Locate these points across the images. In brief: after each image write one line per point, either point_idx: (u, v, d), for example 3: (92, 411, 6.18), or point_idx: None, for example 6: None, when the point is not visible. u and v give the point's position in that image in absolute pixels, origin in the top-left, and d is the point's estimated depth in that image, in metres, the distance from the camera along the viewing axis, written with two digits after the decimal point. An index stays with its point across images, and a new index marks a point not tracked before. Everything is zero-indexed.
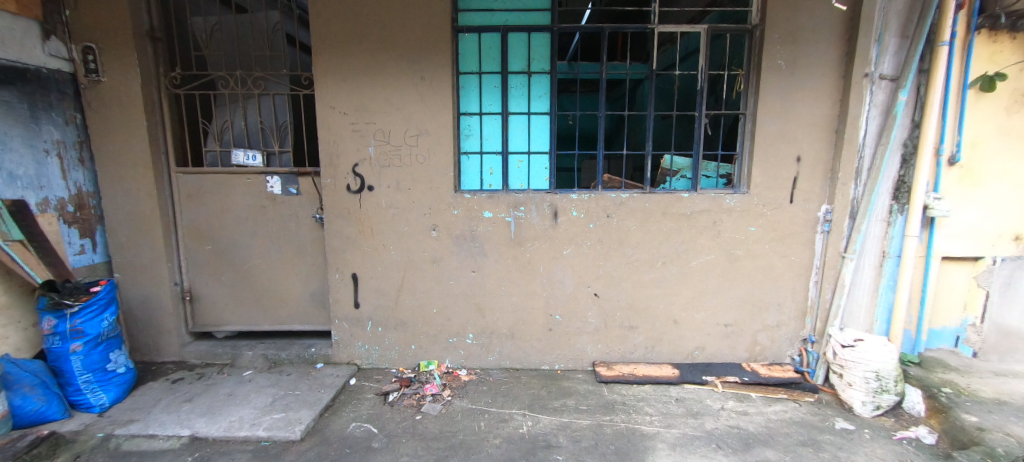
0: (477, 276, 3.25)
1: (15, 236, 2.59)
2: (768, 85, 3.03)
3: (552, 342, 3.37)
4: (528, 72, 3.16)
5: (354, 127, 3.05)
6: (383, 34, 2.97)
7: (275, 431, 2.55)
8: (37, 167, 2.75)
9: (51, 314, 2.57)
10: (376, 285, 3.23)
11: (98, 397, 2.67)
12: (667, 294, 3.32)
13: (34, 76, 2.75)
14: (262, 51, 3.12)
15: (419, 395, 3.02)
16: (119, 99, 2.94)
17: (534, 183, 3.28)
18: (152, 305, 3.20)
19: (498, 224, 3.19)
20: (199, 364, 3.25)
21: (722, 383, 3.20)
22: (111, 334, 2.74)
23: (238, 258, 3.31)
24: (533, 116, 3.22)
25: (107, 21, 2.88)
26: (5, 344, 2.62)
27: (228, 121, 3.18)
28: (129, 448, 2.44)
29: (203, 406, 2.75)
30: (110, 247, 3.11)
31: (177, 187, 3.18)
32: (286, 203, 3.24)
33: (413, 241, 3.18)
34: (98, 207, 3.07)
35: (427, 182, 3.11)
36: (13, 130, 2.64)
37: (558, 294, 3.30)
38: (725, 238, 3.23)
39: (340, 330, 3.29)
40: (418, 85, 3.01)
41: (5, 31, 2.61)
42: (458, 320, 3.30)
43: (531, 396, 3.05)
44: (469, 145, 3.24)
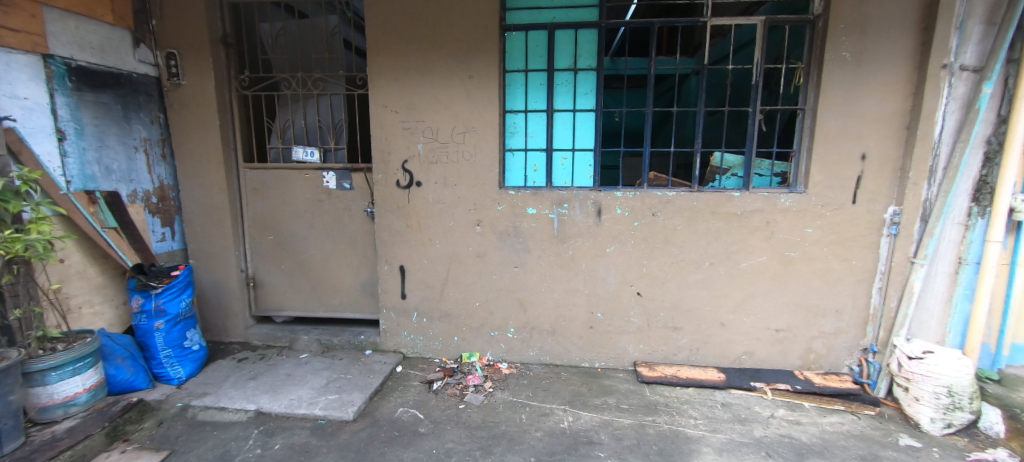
0: (520, 272, 3.29)
1: (111, 224, 2.92)
2: (831, 78, 2.86)
3: (594, 340, 3.37)
4: (575, 69, 3.16)
5: (405, 125, 3.17)
6: (434, 34, 3.06)
7: (330, 411, 2.73)
8: (128, 162, 3.06)
9: (139, 293, 2.87)
10: (422, 278, 3.36)
11: (177, 371, 2.96)
12: (714, 295, 3.23)
13: (127, 80, 3.06)
14: (320, 53, 3.30)
15: (462, 385, 3.12)
16: (195, 101, 3.21)
17: (578, 181, 3.28)
18: (222, 290, 3.49)
19: (542, 221, 3.21)
20: (261, 345, 3.51)
21: (772, 390, 3.07)
22: (188, 314, 3.03)
23: (297, 248, 3.54)
24: (579, 113, 3.21)
25: (186, 28, 3.14)
26: (100, 319, 2.96)
27: (290, 120, 3.40)
28: (204, 418, 2.70)
29: (266, 384, 2.98)
30: (187, 236, 3.42)
31: (244, 181, 3.44)
32: (340, 198, 3.43)
33: (458, 235, 3.27)
34: (177, 199, 3.39)
35: (472, 178, 3.19)
36: (110, 129, 2.96)
37: (600, 292, 3.29)
38: (779, 239, 3.09)
39: (387, 319, 3.44)
40: (466, 84, 3.08)
41: (105, 40, 2.92)
42: (500, 314, 3.37)
43: (572, 392, 3.07)
44: (514, 142, 3.28)
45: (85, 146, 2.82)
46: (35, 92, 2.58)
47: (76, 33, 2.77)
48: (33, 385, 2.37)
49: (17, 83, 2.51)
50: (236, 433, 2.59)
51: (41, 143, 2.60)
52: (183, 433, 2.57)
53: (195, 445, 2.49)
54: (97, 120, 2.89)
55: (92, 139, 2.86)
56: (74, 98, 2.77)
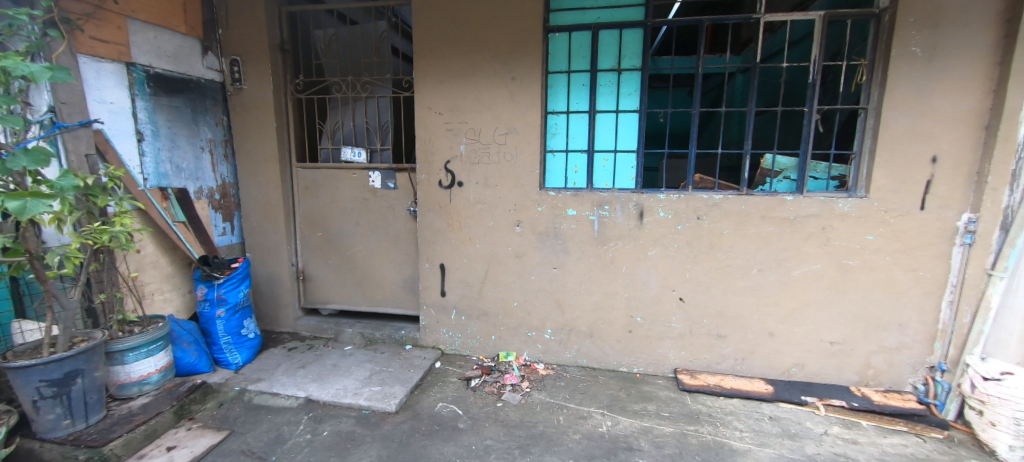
0: (559, 273, 3.29)
1: (180, 218, 3.17)
2: (898, 75, 2.66)
3: (633, 344, 3.30)
4: (618, 69, 3.12)
5: (448, 126, 3.24)
6: (477, 36, 3.11)
7: (374, 402, 2.84)
8: (195, 161, 3.31)
9: (203, 283, 3.11)
10: (462, 276, 3.42)
11: (234, 357, 3.17)
12: (762, 303, 3.09)
13: (196, 85, 3.30)
14: (370, 58, 3.44)
15: (500, 383, 3.15)
16: (255, 104, 3.42)
17: (619, 182, 3.23)
18: (275, 282, 3.70)
19: (582, 222, 3.19)
20: (309, 336, 3.69)
21: (825, 406, 2.90)
22: (245, 304, 3.25)
23: (343, 244, 3.69)
24: (621, 114, 3.16)
25: (248, 36, 3.35)
26: (170, 305, 3.23)
27: (340, 122, 3.56)
28: (260, 402, 2.88)
29: (314, 373, 3.14)
30: (245, 230, 3.65)
31: (297, 180, 3.63)
32: (385, 197, 3.55)
33: (498, 235, 3.30)
34: (236, 196, 3.62)
35: (513, 179, 3.21)
36: (181, 131, 3.21)
37: (641, 296, 3.23)
38: (836, 246, 2.91)
39: (427, 315, 3.52)
40: (509, 86, 3.11)
41: (178, 49, 3.17)
42: (538, 314, 3.37)
43: (609, 397, 3.04)
44: (555, 143, 3.28)
45: (160, 146, 3.08)
46: (120, 97, 2.85)
47: (154, 43, 3.03)
48: (114, 363, 2.61)
49: (105, 88, 2.77)
50: (288, 418, 2.75)
51: (123, 143, 2.87)
52: (241, 415, 2.76)
53: (252, 426, 2.67)
54: (171, 122, 3.14)
55: (166, 140, 3.11)
56: (152, 102, 3.02)
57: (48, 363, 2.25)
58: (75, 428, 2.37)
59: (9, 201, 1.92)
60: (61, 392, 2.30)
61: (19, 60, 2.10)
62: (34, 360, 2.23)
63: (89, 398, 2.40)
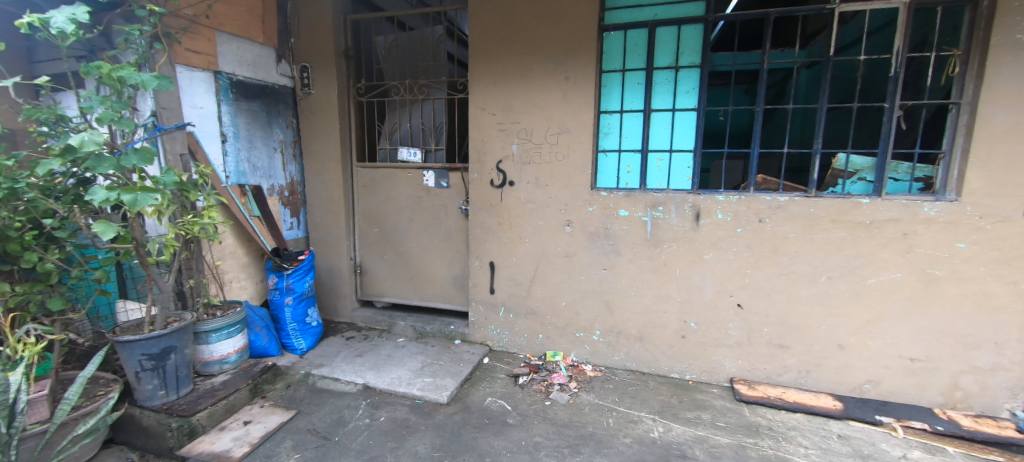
0: (609, 274, 3.24)
1: (255, 213, 3.45)
2: (998, 66, 2.40)
3: (686, 350, 3.19)
4: (675, 66, 3.03)
5: (501, 126, 3.28)
6: (531, 38, 3.12)
7: (426, 392, 2.96)
8: (269, 161, 3.58)
9: (274, 273, 3.38)
10: (510, 274, 3.45)
11: (299, 343, 3.41)
12: (830, 314, 2.88)
13: (271, 91, 3.57)
14: (427, 62, 3.56)
15: (548, 382, 3.17)
16: (322, 108, 3.65)
17: (674, 183, 3.13)
18: (335, 274, 3.92)
19: (634, 223, 3.13)
20: (365, 326, 3.89)
21: (903, 428, 2.66)
22: (310, 294, 3.49)
23: (398, 241, 3.85)
24: (678, 113, 3.07)
25: (317, 44, 3.57)
26: (245, 292, 3.52)
27: (397, 124, 3.71)
28: (322, 385, 3.09)
29: (370, 361, 3.32)
30: (310, 226, 3.90)
31: (356, 179, 3.84)
32: (438, 195, 3.66)
33: (548, 235, 3.30)
34: (303, 193, 3.89)
35: (565, 179, 3.20)
36: (257, 133, 3.48)
37: (695, 301, 3.12)
38: (919, 254, 2.66)
39: (476, 312, 3.60)
40: (562, 86, 3.10)
41: (257, 58, 3.44)
42: (586, 315, 3.34)
43: (661, 402, 2.96)
44: (608, 143, 3.22)
45: (240, 147, 3.36)
46: (208, 102, 3.13)
47: (237, 53, 3.30)
48: (199, 342, 2.89)
49: (197, 95, 3.05)
50: (348, 402, 2.93)
51: (210, 144, 3.15)
52: (306, 397, 2.98)
53: (316, 408, 2.87)
54: (249, 125, 3.42)
55: (245, 141, 3.39)
56: (234, 107, 3.30)
57: (149, 339, 2.53)
58: (168, 398, 2.66)
59: (123, 194, 2.19)
60: (158, 365, 2.58)
61: (132, 70, 2.37)
62: (137, 337, 2.51)
63: (180, 372, 2.69)
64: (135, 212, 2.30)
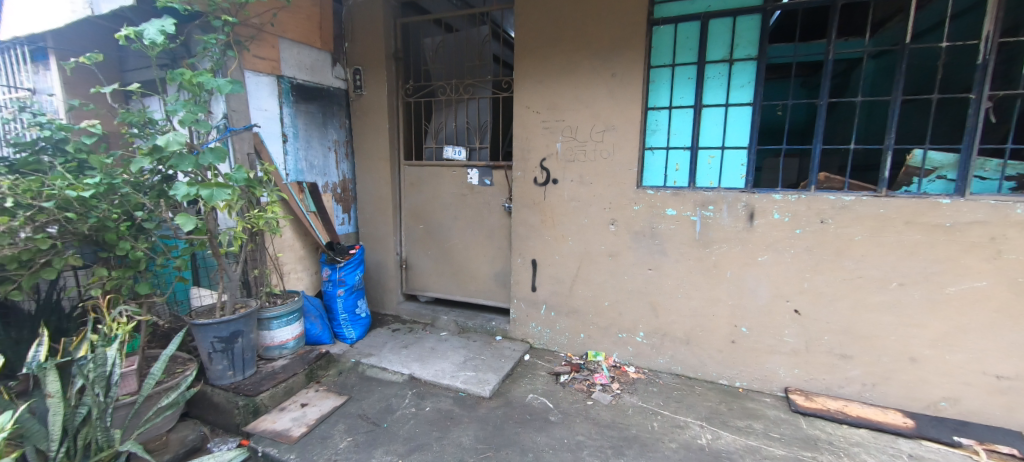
0: (655, 274, 3.15)
1: (312, 208, 3.65)
2: None
3: (736, 356, 3.06)
4: (730, 59, 2.91)
5: (546, 124, 3.27)
6: (579, 35, 3.09)
7: (469, 385, 3.02)
8: (324, 159, 3.78)
9: (328, 266, 3.56)
10: (553, 272, 3.44)
11: (350, 332, 3.59)
12: (901, 324, 2.67)
13: (327, 93, 3.76)
14: (473, 62, 3.62)
15: (590, 382, 3.14)
16: (373, 108, 3.80)
17: (726, 181, 3.00)
18: (382, 268, 4.07)
19: (682, 222, 3.03)
20: (409, 319, 4.01)
21: (986, 452, 2.42)
22: (360, 286, 3.67)
23: (443, 237, 3.94)
24: (731, 108, 2.94)
25: (369, 47, 3.72)
26: (301, 283, 3.73)
27: (443, 123, 3.79)
28: (371, 374, 3.23)
29: (415, 353, 3.43)
30: (361, 221, 4.07)
31: (404, 177, 3.96)
32: (482, 193, 3.72)
33: (592, 233, 3.26)
34: (353, 190, 4.07)
35: (610, 177, 3.14)
36: (315, 133, 3.68)
37: (747, 305, 2.98)
38: (1009, 261, 2.42)
39: (518, 308, 3.61)
40: (609, 83, 3.05)
41: (315, 62, 3.64)
42: (630, 316, 3.26)
43: (709, 409, 2.85)
44: (655, 140, 3.13)
45: (299, 146, 3.57)
46: (272, 105, 3.34)
47: (298, 58, 3.49)
48: (263, 328, 3.12)
49: (262, 98, 3.27)
50: (395, 391, 3.05)
51: (273, 144, 3.37)
52: (357, 384, 3.13)
53: (366, 394, 3.01)
54: (307, 126, 3.62)
55: (303, 141, 3.59)
56: (294, 108, 3.51)
57: (221, 323, 2.76)
58: (236, 378, 2.88)
59: (201, 190, 2.40)
60: (227, 348, 2.81)
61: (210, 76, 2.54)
62: (210, 321, 2.74)
63: (246, 354, 2.91)
64: (211, 206, 2.50)
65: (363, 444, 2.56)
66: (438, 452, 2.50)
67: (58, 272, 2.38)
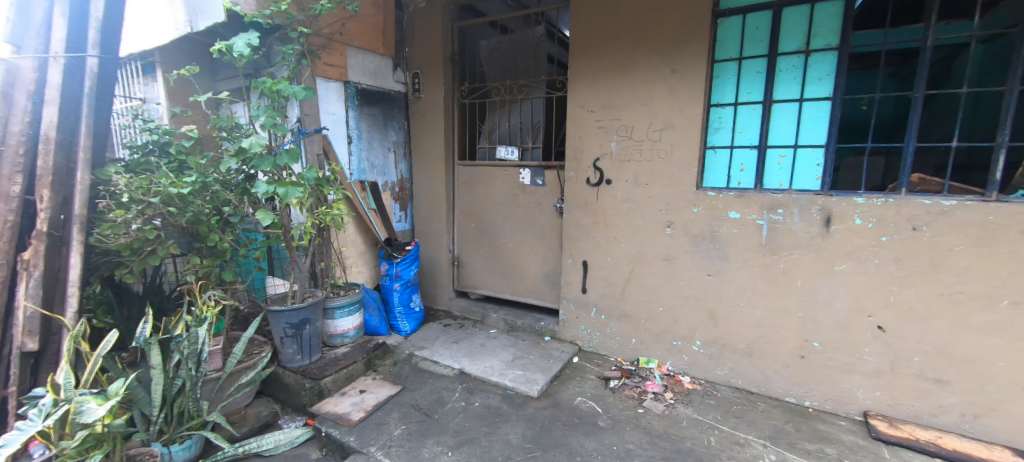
0: (714, 281, 2.98)
1: (373, 206, 3.85)
2: None
3: (805, 372, 2.82)
4: (806, 51, 2.69)
5: (600, 124, 3.20)
6: (637, 31, 3.00)
7: (518, 384, 3.04)
8: (384, 159, 3.98)
9: (386, 261, 3.75)
10: (604, 275, 3.36)
11: (404, 325, 3.74)
12: (1012, 348, 2.34)
13: (388, 97, 3.95)
14: (527, 62, 3.63)
15: (641, 389, 3.03)
16: (431, 110, 3.93)
17: (798, 183, 2.77)
18: (436, 265, 4.21)
19: (746, 226, 2.84)
20: (460, 315, 4.11)
21: None
22: (414, 281, 3.82)
23: (494, 236, 3.99)
24: (806, 103, 2.72)
25: (427, 51, 3.85)
26: (362, 276, 3.95)
27: (497, 124, 3.85)
28: (424, 366, 3.36)
29: (466, 349, 3.52)
30: (417, 219, 4.23)
31: (457, 176, 4.06)
32: (534, 193, 3.72)
33: (646, 236, 3.15)
34: (410, 189, 4.25)
35: (667, 177, 3.02)
36: (376, 134, 3.89)
37: (820, 318, 2.73)
38: None
39: (567, 310, 3.57)
40: (668, 79, 2.93)
41: (378, 67, 3.84)
42: (686, 323, 3.11)
43: (773, 428, 2.65)
44: (718, 139, 2.97)
45: (362, 147, 3.78)
46: (339, 108, 3.57)
47: (363, 64, 3.70)
48: (327, 317, 3.35)
49: (331, 102, 3.50)
50: (446, 385, 3.14)
51: (339, 145, 3.60)
52: (410, 375, 3.27)
53: (419, 386, 3.14)
54: (369, 128, 3.83)
55: (366, 142, 3.80)
56: (359, 112, 3.73)
57: (292, 310, 3.00)
58: (304, 362, 3.12)
59: (278, 188, 2.63)
60: (297, 333, 3.05)
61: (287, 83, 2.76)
62: (283, 308, 2.99)
63: (313, 340, 3.14)
64: (285, 203, 2.73)
65: (416, 433, 2.67)
66: (486, 447, 2.55)
67: (161, 259, 2.70)
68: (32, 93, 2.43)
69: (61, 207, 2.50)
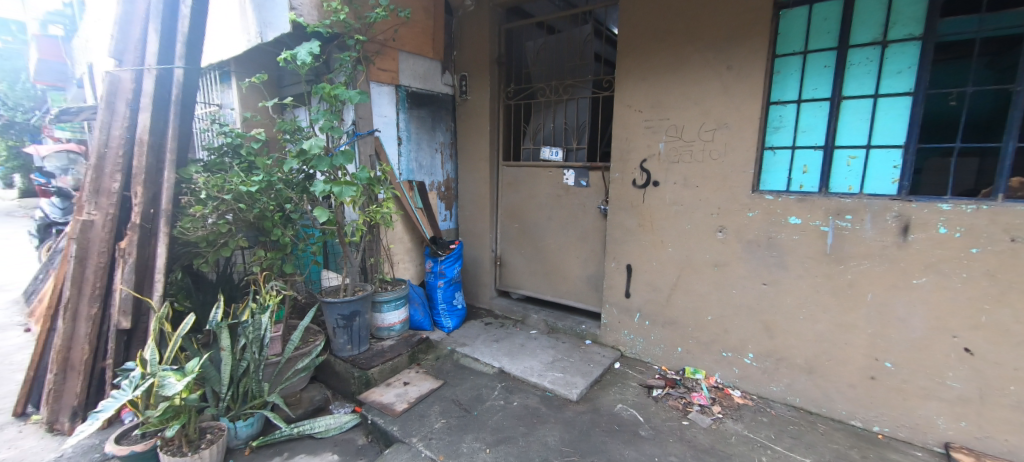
0: (769, 290, 2.80)
1: (420, 205, 3.98)
2: None
3: (874, 394, 2.57)
4: (882, 42, 2.45)
5: (648, 124, 3.10)
6: (690, 26, 2.88)
7: (557, 386, 3.02)
8: (431, 160, 4.10)
9: (430, 258, 3.87)
10: (649, 279, 3.26)
11: (447, 321, 3.83)
12: None
13: (437, 99, 4.07)
14: (574, 61, 3.60)
15: (686, 400, 2.91)
16: (477, 112, 4.00)
17: (870, 187, 2.54)
18: (479, 264, 4.27)
19: (808, 233, 2.64)
20: (501, 314, 4.14)
21: None
22: (457, 279, 3.91)
23: (537, 236, 3.98)
24: (882, 99, 2.48)
25: (475, 53, 3.92)
26: (408, 273, 4.10)
27: (542, 124, 3.84)
28: (465, 363, 3.42)
29: (506, 348, 3.55)
30: (462, 218, 4.32)
31: (502, 177, 4.10)
32: (578, 194, 3.67)
33: (695, 240, 3.01)
34: (455, 189, 4.34)
35: (719, 180, 2.87)
36: (425, 136, 4.01)
37: (893, 336, 2.48)
38: None
39: (609, 314, 3.49)
40: (723, 77, 2.78)
41: (428, 71, 3.96)
42: (737, 334, 2.95)
43: (834, 453, 2.45)
44: (779, 138, 2.78)
45: (411, 148, 3.92)
46: (391, 111, 3.73)
47: (414, 68, 3.84)
48: (376, 310, 3.51)
49: (383, 105, 3.67)
50: (486, 382, 3.19)
51: (389, 146, 3.76)
52: (451, 371, 3.35)
53: (460, 381, 3.21)
54: (418, 129, 3.96)
55: (414, 143, 3.94)
56: (409, 114, 3.87)
57: (344, 302, 3.18)
58: (353, 352, 3.29)
59: (333, 187, 2.80)
60: (348, 324, 3.22)
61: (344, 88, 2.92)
62: (336, 299, 3.17)
63: (362, 332, 3.30)
64: (340, 201, 2.90)
65: (456, 428, 2.74)
66: (524, 447, 2.56)
67: (231, 251, 2.96)
68: (130, 101, 2.78)
69: (151, 202, 2.82)
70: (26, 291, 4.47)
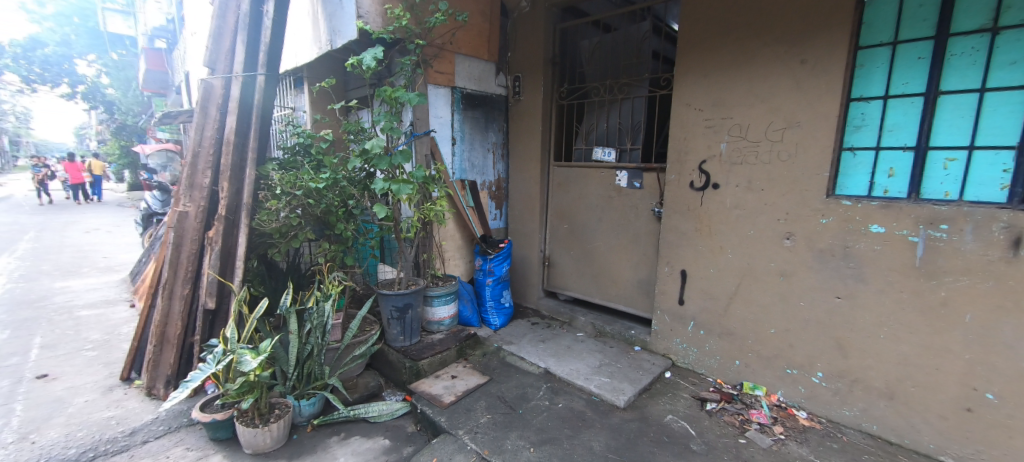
0: (843, 305, 2.54)
1: (471, 204, 4.05)
2: None
3: (969, 428, 2.26)
4: (992, 28, 2.14)
5: (708, 123, 2.94)
6: (759, 19, 2.69)
7: (604, 392, 2.96)
8: (483, 159, 4.16)
9: (480, 257, 3.95)
10: (706, 287, 3.09)
11: (494, 319, 3.86)
12: None
13: (491, 100, 4.13)
14: (630, 59, 3.51)
15: (743, 417, 2.73)
16: (530, 112, 4.00)
17: (972, 192, 2.22)
18: (527, 263, 4.27)
19: (892, 243, 2.37)
20: (547, 315, 4.12)
21: None
22: (506, 278, 3.96)
23: (587, 238, 3.91)
24: (989, 93, 2.16)
25: (529, 54, 3.92)
26: (457, 269, 4.20)
27: (594, 125, 3.79)
28: (512, 361, 3.46)
29: (553, 348, 3.53)
30: (511, 218, 4.34)
31: (552, 177, 4.07)
32: (631, 196, 3.56)
33: (758, 247, 2.82)
34: (506, 189, 4.37)
35: (788, 183, 2.65)
36: (478, 136, 4.09)
37: (996, 364, 2.17)
38: None
39: (661, 321, 3.35)
40: (796, 72, 2.57)
41: (484, 72, 4.03)
42: (804, 350, 2.71)
43: None
44: (860, 138, 2.51)
45: (464, 148, 4.01)
46: (446, 112, 3.84)
47: (469, 70, 3.92)
48: (427, 304, 3.64)
49: (439, 107, 3.79)
50: (532, 382, 3.19)
51: (444, 146, 3.87)
52: (498, 368, 3.40)
53: (505, 379, 3.24)
54: (472, 130, 4.04)
55: (467, 144, 4.02)
56: (463, 115, 3.96)
57: (399, 294, 3.32)
58: (404, 343, 3.43)
59: (392, 185, 2.93)
60: (401, 316, 3.38)
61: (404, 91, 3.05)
62: (391, 292, 3.33)
63: (414, 324, 3.44)
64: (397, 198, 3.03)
65: (501, 424, 2.77)
66: (568, 450, 2.53)
67: (300, 243, 3.19)
68: (220, 105, 3.09)
69: (235, 197, 3.13)
70: (133, 272, 5.13)
